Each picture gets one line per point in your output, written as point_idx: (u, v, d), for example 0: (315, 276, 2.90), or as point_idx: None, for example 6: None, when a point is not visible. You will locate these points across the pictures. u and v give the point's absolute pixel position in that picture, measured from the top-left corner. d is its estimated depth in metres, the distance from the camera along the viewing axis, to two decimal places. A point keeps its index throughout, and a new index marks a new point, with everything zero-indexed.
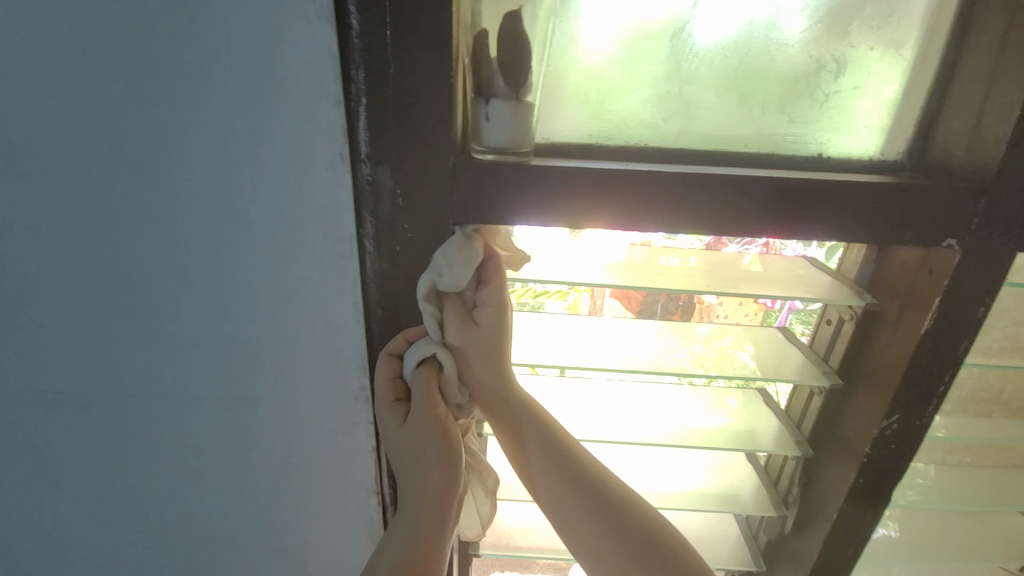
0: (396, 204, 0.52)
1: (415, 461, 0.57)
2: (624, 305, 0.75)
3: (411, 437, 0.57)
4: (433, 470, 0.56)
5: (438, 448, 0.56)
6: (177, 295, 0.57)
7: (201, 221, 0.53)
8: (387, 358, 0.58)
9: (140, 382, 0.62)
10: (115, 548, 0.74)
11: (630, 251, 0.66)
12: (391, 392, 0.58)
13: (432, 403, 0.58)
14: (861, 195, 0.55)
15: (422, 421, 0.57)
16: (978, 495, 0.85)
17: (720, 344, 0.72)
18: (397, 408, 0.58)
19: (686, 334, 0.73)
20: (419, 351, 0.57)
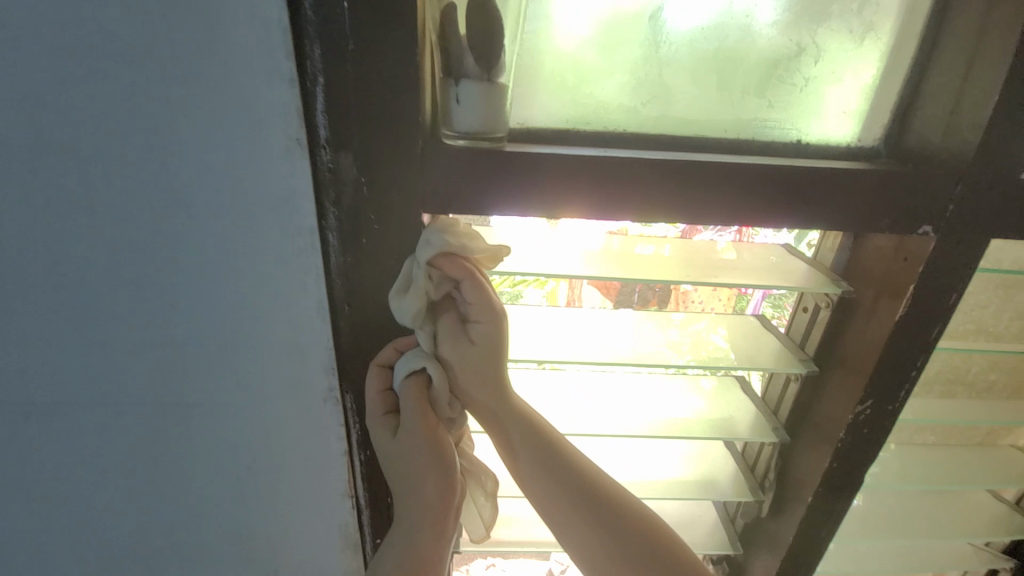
0: (360, 193, 0.48)
1: (406, 471, 0.55)
2: (602, 293, 0.73)
3: (401, 449, 0.55)
4: (426, 481, 0.54)
5: (428, 461, 0.54)
6: (123, 295, 0.52)
7: (145, 214, 0.49)
8: (376, 369, 0.56)
9: (85, 389, 0.57)
10: (67, 564, 0.69)
11: (608, 240, 0.65)
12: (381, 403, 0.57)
13: (422, 415, 0.55)
14: (838, 182, 0.55)
15: (413, 433, 0.55)
16: (943, 473, 0.88)
17: (694, 328, 0.72)
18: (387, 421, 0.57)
19: (662, 321, 0.73)
20: (407, 362, 0.54)
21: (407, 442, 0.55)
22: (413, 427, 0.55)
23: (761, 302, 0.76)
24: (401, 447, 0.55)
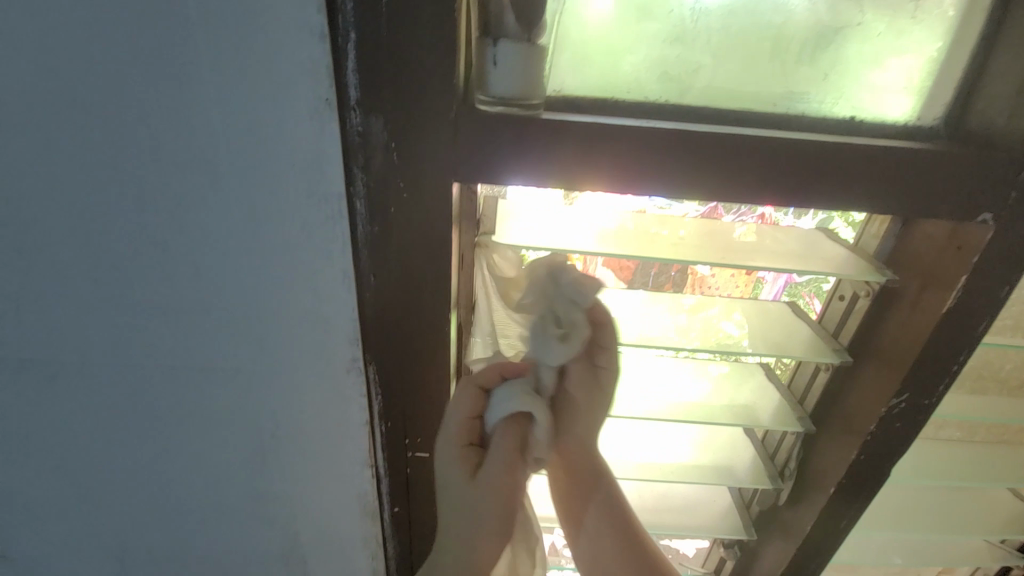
0: (390, 160, 0.46)
1: (474, 506, 0.61)
2: (616, 274, 0.71)
3: (479, 486, 0.61)
4: (491, 514, 0.61)
5: (498, 501, 0.60)
6: (148, 259, 0.52)
7: (170, 177, 0.48)
8: (474, 394, 0.61)
9: (110, 349, 0.57)
10: (98, 515, 0.72)
11: (621, 219, 0.62)
12: (465, 434, 0.62)
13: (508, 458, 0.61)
14: (894, 162, 0.51)
15: (494, 474, 0.60)
16: (969, 470, 0.86)
17: (705, 315, 0.69)
18: (467, 452, 0.62)
19: (671, 304, 0.70)
20: (507, 401, 0.59)
21: (486, 481, 0.60)
22: (494, 468, 0.60)
23: (784, 287, 0.74)
24: (479, 485, 0.61)
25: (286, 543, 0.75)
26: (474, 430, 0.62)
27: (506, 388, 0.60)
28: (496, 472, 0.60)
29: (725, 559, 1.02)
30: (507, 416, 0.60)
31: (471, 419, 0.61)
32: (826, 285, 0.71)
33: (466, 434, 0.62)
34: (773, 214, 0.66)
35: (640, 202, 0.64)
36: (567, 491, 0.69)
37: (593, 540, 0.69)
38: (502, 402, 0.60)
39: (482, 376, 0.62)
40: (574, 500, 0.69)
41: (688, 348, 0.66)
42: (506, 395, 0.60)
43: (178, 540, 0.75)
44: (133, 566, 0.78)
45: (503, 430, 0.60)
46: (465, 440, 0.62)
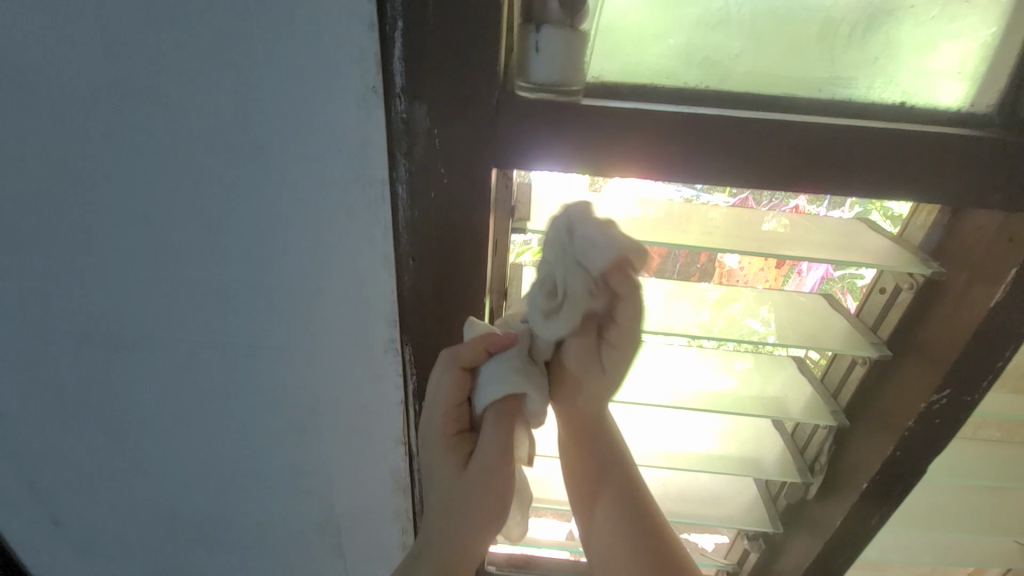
0: (433, 145, 0.47)
1: (465, 499, 0.57)
2: None
3: (469, 478, 0.56)
4: (482, 505, 0.56)
5: (489, 492, 0.56)
6: (202, 240, 0.55)
7: (224, 162, 0.50)
8: (457, 371, 0.55)
9: (166, 325, 0.61)
10: (151, 481, 0.77)
11: (644, 207, 0.62)
12: (452, 421, 0.58)
13: (498, 448, 0.55)
14: (945, 151, 0.50)
15: (485, 463, 0.55)
16: (1010, 471, 0.83)
17: (729, 310, 0.68)
18: (458, 442, 0.58)
19: (696, 297, 0.70)
20: (495, 378, 0.54)
21: (475, 471, 0.56)
22: (483, 459, 0.55)
23: (820, 283, 0.72)
24: (468, 476, 0.56)
25: (322, 514, 0.79)
26: (462, 417, 0.59)
27: (497, 363, 0.54)
28: (488, 464, 0.55)
29: (749, 552, 1.01)
30: (497, 403, 0.55)
31: (458, 404, 0.57)
32: (861, 281, 0.70)
33: (454, 420, 0.58)
34: (807, 206, 0.65)
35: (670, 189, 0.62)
36: (575, 468, 0.66)
37: (605, 516, 0.65)
38: (490, 382, 0.54)
39: (465, 355, 0.54)
40: (587, 473, 0.65)
41: (710, 337, 0.66)
42: (496, 372, 0.54)
43: (222, 507, 0.79)
44: (181, 530, 0.83)
45: (492, 418, 0.55)
46: (453, 428, 0.58)
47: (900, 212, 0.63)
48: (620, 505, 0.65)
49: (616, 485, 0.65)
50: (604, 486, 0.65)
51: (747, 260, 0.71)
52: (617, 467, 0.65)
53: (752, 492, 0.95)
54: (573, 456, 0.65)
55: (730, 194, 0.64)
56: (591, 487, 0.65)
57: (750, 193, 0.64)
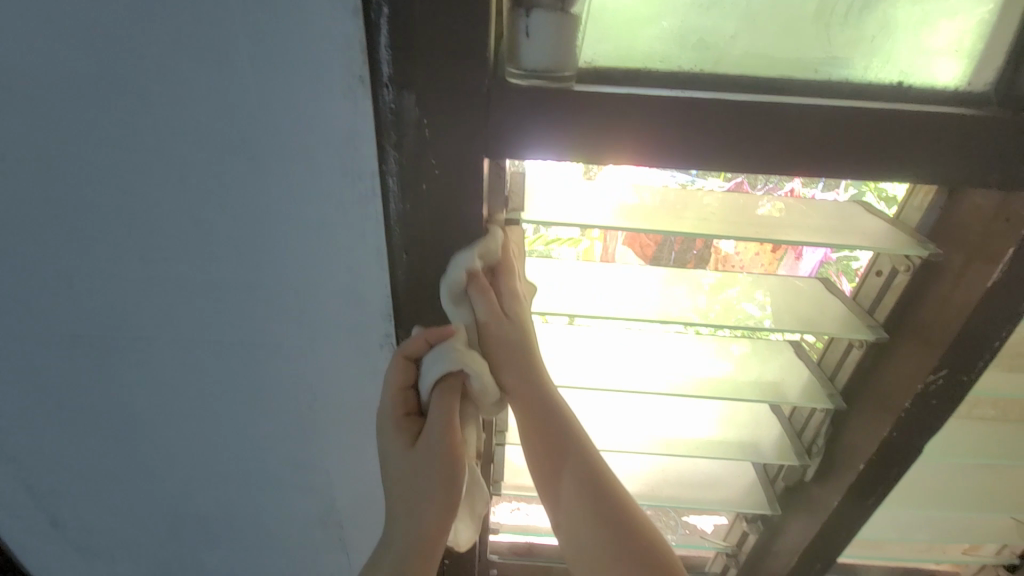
0: (423, 135, 0.46)
1: (416, 478, 0.54)
2: (636, 253, 0.71)
3: (417, 455, 0.54)
4: (433, 479, 0.53)
5: (440, 465, 0.53)
6: (192, 236, 0.54)
7: (211, 155, 0.49)
8: (402, 360, 0.55)
9: (159, 324, 0.60)
10: (150, 481, 0.76)
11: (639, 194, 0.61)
12: (401, 403, 0.56)
13: (448, 430, 0.53)
14: (941, 131, 0.49)
15: (433, 437, 0.53)
16: (1001, 448, 0.84)
17: (725, 295, 0.68)
18: (407, 424, 0.56)
19: (692, 284, 0.69)
20: (437, 359, 0.53)
21: (424, 447, 0.53)
22: (431, 433, 0.53)
23: (817, 267, 0.73)
24: (417, 453, 0.54)
25: (323, 508, 0.79)
26: (412, 400, 0.57)
27: (436, 350, 0.53)
28: (436, 437, 0.53)
29: (747, 533, 1.02)
30: (440, 383, 0.54)
31: (406, 388, 0.56)
32: (855, 263, 0.70)
33: (402, 403, 0.56)
34: (802, 188, 0.64)
35: (664, 176, 0.62)
36: (536, 452, 0.59)
37: (569, 494, 0.58)
38: (433, 364, 0.53)
39: (411, 345, 0.55)
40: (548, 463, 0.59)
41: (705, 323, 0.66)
42: (435, 356, 0.53)
43: (222, 505, 0.79)
44: (182, 528, 0.83)
45: (439, 396, 0.54)
46: (400, 411, 0.56)
47: (895, 193, 0.63)
48: (582, 487, 0.58)
49: (574, 466, 0.58)
50: (566, 465, 0.58)
51: (743, 246, 0.71)
52: (570, 433, 0.59)
53: (750, 475, 0.96)
54: (530, 434, 0.59)
55: (724, 178, 0.64)
56: (551, 464, 0.59)
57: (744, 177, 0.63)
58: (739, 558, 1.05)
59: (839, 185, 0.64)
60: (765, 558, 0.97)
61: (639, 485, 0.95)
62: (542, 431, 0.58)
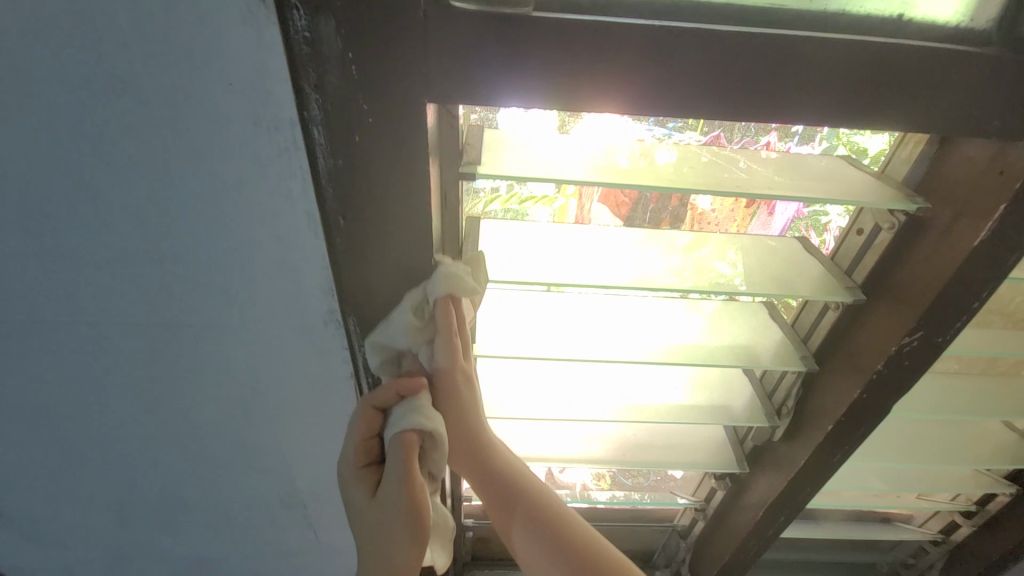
0: (349, 76, 0.38)
1: (381, 528, 0.52)
2: (611, 211, 0.66)
3: (378, 504, 0.52)
4: (396, 531, 0.51)
5: (400, 512, 0.51)
6: (79, 201, 0.44)
7: (86, 95, 0.39)
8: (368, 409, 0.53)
9: (54, 309, 0.50)
10: (82, 478, 0.69)
11: (607, 148, 0.55)
12: (362, 453, 0.54)
13: (405, 480, 0.50)
14: (936, 71, 0.44)
15: (390, 487, 0.51)
16: (965, 402, 0.86)
17: (698, 254, 0.65)
18: (366, 474, 0.54)
19: (665, 244, 0.65)
20: (401, 413, 0.51)
21: (385, 495, 0.51)
22: (390, 480, 0.51)
23: (789, 224, 0.69)
24: (378, 502, 0.52)
25: (283, 491, 0.74)
26: (375, 450, 0.55)
27: (403, 406, 0.52)
28: (395, 484, 0.50)
29: (716, 489, 1.04)
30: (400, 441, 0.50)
31: (370, 437, 0.54)
32: (824, 218, 0.66)
33: (363, 453, 0.54)
34: (778, 143, 0.59)
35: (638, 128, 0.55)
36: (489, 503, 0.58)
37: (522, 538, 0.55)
38: (396, 422, 0.51)
39: (377, 395, 0.52)
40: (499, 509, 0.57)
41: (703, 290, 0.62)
42: (401, 415, 0.51)
43: (170, 495, 0.73)
44: (130, 520, 0.77)
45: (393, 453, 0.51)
46: (363, 460, 0.54)
47: (867, 147, 0.58)
48: (538, 533, 0.55)
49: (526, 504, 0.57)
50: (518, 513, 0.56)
51: (720, 202, 0.65)
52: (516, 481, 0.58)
53: (720, 435, 0.97)
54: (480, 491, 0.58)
55: (701, 132, 0.57)
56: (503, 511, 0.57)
57: (722, 127, 0.57)
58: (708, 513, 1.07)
59: (814, 138, 0.59)
60: (732, 512, 0.99)
61: (613, 446, 0.96)
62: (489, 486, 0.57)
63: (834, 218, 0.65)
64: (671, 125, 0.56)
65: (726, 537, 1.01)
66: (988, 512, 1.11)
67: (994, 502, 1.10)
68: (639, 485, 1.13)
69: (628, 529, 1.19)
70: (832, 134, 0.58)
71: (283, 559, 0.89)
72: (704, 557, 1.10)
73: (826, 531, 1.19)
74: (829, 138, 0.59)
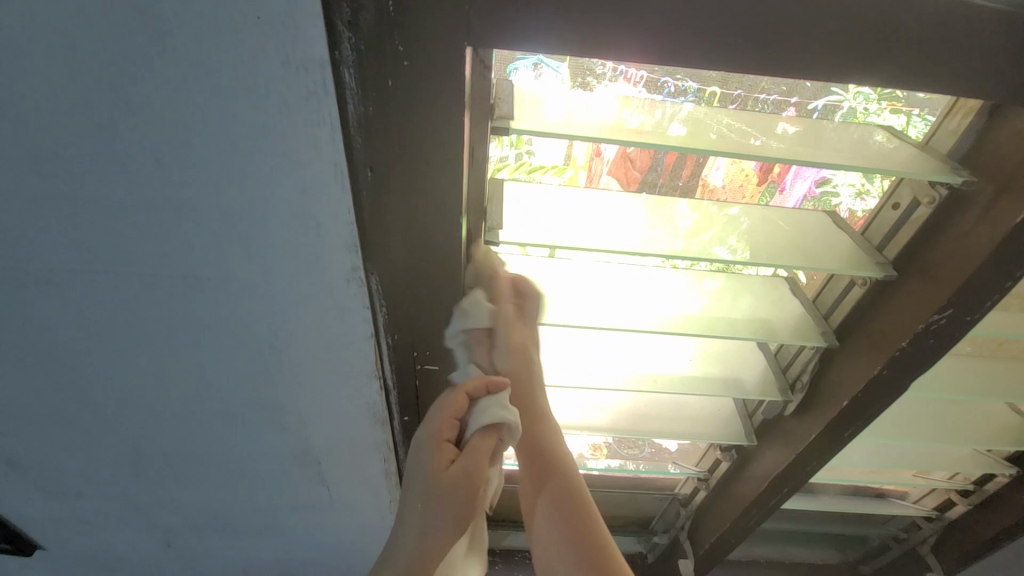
0: (385, 12, 0.36)
1: (440, 506, 0.56)
2: (621, 183, 0.63)
3: (450, 484, 0.56)
4: (453, 513, 0.56)
5: (463, 503, 0.56)
6: (96, 142, 0.42)
7: (99, 28, 0.36)
8: (461, 395, 0.59)
9: (72, 255, 0.49)
10: (100, 428, 0.69)
11: (632, 109, 0.52)
12: (447, 430, 0.58)
13: (483, 459, 0.57)
14: (992, 34, 0.42)
15: (469, 478, 0.56)
16: (978, 384, 0.86)
17: (700, 239, 0.62)
18: (445, 449, 0.58)
19: (666, 221, 0.63)
20: (484, 407, 0.58)
21: (458, 481, 0.56)
22: (471, 472, 0.56)
23: (800, 201, 0.67)
24: (451, 481, 0.56)
25: (299, 448, 0.75)
26: (456, 429, 0.59)
27: (491, 398, 0.59)
28: (472, 479, 0.56)
29: (720, 461, 1.06)
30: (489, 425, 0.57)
31: (454, 417, 0.59)
32: (835, 199, 0.65)
33: (447, 429, 0.58)
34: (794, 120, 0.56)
35: (652, 98, 0.53)
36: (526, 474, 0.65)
37: (543, 513, 0.63)
38: (484, 414, 0.57)
39: (469, 386, 0.59)
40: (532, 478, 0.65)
41: (752, 262, 0.62)
42: (488, 406, 0.58)
43: (186, 447, 0.73)
44: (147, 471, 0.78)
45: (480, 436, 0.58)
46: (444, 436, 0.58)
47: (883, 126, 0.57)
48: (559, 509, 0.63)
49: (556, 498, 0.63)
50: (548, 488, 0.64)
51: (732, 177, 0.63)
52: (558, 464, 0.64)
53: (728, 408, 0.98)
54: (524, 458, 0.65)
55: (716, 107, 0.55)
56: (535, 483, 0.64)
57: (738, 101, 0.54)
58: (711, 483, 1.10)
59: (833, 116, 0.56)
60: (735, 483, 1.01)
61: (617, 416, 0.97)
62: (531, 461, 0.64)
63: (845, 200, 0.65)
64: (687, 96, 0.54)
65: (728, 506, 1.04)
66: (986, 491, 1.13)
67: (993, 482, 1.12)
68: (634, 455, 1.14)
69: (628, 496, 1.22)
70: (851, 113, 0.55)
71: (298, 514, 0.91)
72: (703, 525, 1.13)
73: (823, 505, 1.21)
74: (850, 110, 0.55)
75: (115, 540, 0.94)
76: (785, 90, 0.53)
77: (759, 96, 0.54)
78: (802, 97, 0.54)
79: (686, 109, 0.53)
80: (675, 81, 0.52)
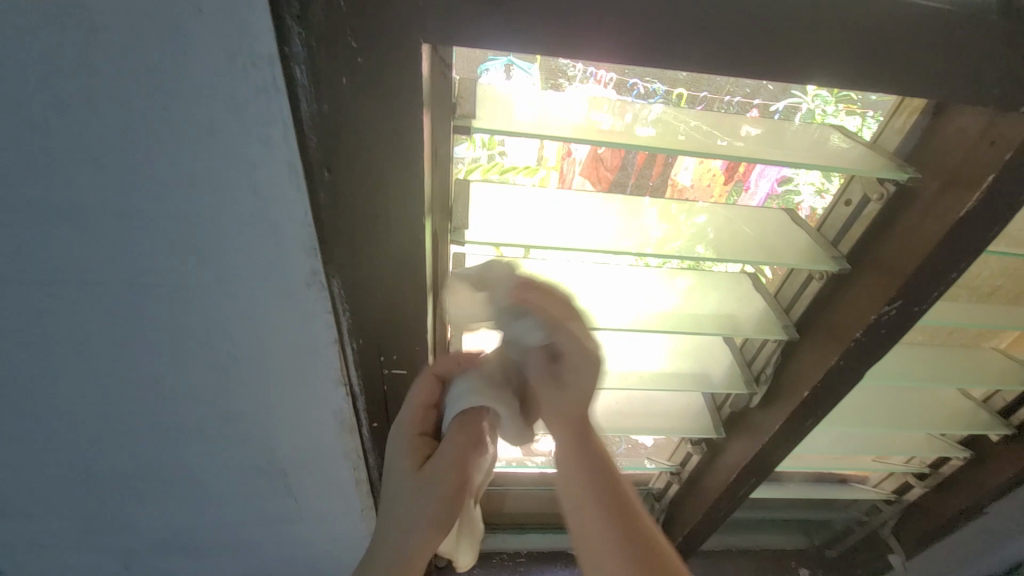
0: (337, 8, 0.35)
1: (411, 501, 0.55)
2: (592, 182, 0.64)
3: (421, 480, 0.55)
4: (425, 512, 0.55)
5: (437, 497, 0.55)
6: (28, 143, 0.39)
7: (27, 21, 0.34)
8: (431, 377, 0.60)
9: (7, 265, 0.46)
10: (46, 446, 0.65)
11: (600, 110, 0.53)
12: (420, 421, 0.59)
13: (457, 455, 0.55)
14: (934, 35, 0.43)
15: (440, 470, 0.55)
16: (933, 371, 0.90)
17: (669, 248, 0.62)
18: (419, 443, 0.58)
19: (634, 229, 0.63)
20: (461, 393, 0.55)
21: (429, 476, 0.55)
22: (442, 465, 0.55)
23: (764, 199, 0.69)
24: (421, 479, 0.55)
25: (264, 459, 0.72)
26: (430, 421, 0.60)
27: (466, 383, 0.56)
28: (442, 472, 0.55)
29: (691, 454, 1.08)
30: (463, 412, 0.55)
31: (429, 405, 0.60)
32: (796, 198, 0.68)
33: (421, 422, 0.59)
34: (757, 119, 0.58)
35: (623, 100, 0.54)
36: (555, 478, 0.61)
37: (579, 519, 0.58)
38: (458, 395, 0.55)
39: (442, 364, 0.60)
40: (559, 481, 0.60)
41: (719, 258, 0.62)
42: (465, 389, 0.55)
43: (142, 463, 0.70)
44: (100, 490, 0.74)
45: (454, 428, 0.55)
46: (417, 428, 0.59)
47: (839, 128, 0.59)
48: None
49: None
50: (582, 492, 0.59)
51: (700, 176, 0.64)
52: None
53: (699, 402, 1.00)
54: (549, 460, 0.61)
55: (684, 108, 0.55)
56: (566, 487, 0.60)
57: (705, 102, 0.55)
58: (683, 476, 1.12)
59: (794, 118, 0.58)
60: (707, 475, 1.04)
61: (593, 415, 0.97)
62: None
63: (806, 197, 0.67)
64: (656, 97, 0.54)
65: (699, 499, 1.06)
66: (942, 473, 1.20)
67: (948, 464, 1.18)
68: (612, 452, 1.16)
69: None
70: (809, 115, 0.57)
71: (265, 528, 0.88)
72: (676, 517, 1.15)
73: (790, 492, 1.26)
74: (809, 112, 0.57)
75: (67, 563, 0.89)
76: (749, 92, 0.54)
77: (724, 98, 0.55)
78: (765, 99, 0.56)
79: (654, 112, 0.54)
80: (645, 82, 0.53)
